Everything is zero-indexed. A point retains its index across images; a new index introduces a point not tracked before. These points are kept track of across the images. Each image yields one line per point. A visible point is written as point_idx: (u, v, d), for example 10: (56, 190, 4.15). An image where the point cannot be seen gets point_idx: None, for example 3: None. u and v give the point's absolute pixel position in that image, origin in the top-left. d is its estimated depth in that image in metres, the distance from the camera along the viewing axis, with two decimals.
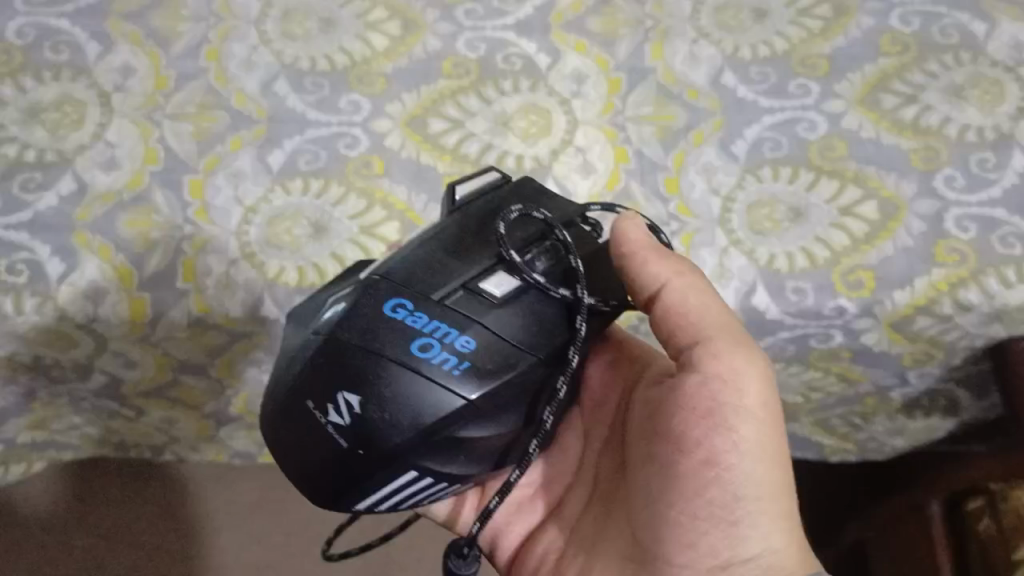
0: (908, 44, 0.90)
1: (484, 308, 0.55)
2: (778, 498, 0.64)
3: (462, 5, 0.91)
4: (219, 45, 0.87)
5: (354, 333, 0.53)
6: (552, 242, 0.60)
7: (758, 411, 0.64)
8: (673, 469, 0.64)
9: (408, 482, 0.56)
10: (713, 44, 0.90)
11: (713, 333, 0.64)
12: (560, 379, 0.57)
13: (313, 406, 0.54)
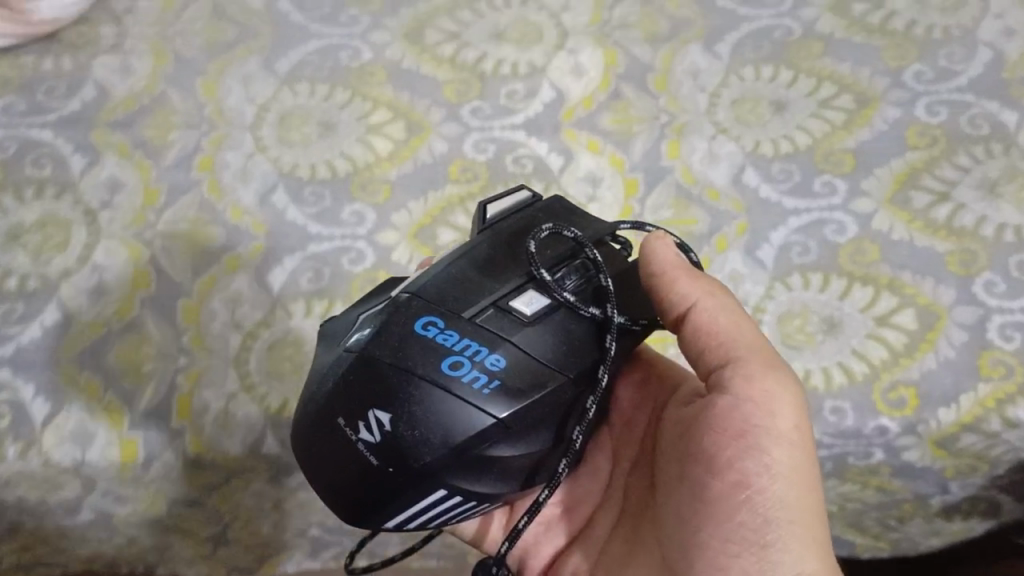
0: (936, 136, 0.84)
1: (511, 328, 0.48)
2: (821, 528, 0.53)
3: (467, 106, 0.87)
4: (213, 153, 0.83)
5: (387, 350, 0.47)
6: (581, 261, 0.53)
7: (793, 432, 0.54)
8: (701, 492, 0.54)
9: (434, 502, 0.49)
10: (733, 140, 0.85)
11: (745, 351, 0.55)
12: (589, 398, 0.50)
13: (341, 422, 0.48)
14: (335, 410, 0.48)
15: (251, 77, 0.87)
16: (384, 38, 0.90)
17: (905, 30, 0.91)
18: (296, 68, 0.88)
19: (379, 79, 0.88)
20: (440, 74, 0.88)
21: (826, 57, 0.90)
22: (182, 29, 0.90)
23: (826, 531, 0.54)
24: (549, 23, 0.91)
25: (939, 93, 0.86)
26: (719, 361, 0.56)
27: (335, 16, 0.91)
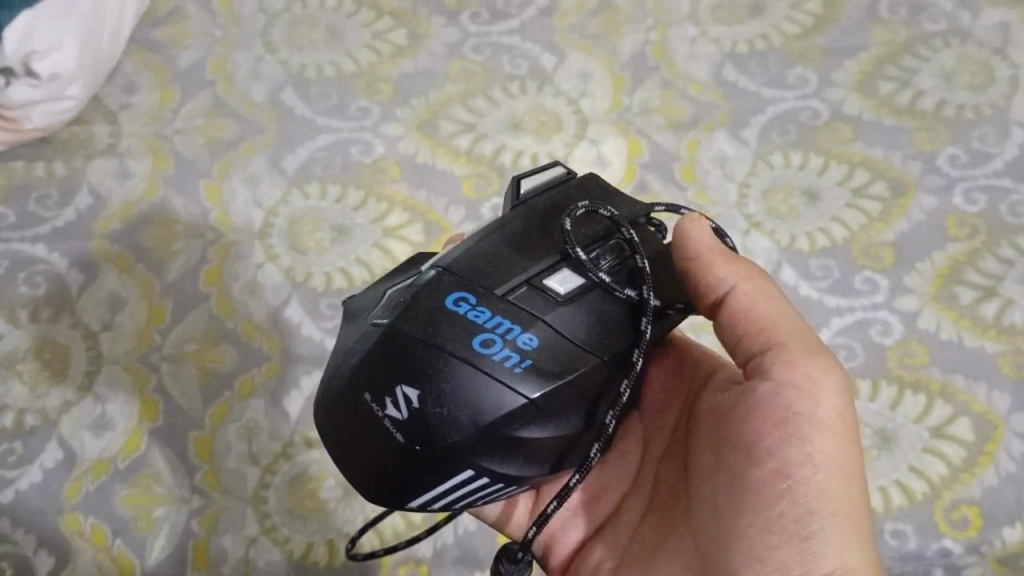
0: (977, 225, 0.81)
1: (544, 306, 0.44)
2: (866, 526, 0.46)
3: (487, 203, 0.82)
4: (220, 264, 0.78)
5: (416, 325, 0.43)
6: (616, 241, 0.47)
7: (840, 421, 0.46)
8: (737, 482, 0.46)
9: (459, 483, 0.44)
10: (766, 235, 0.81)
11: (788, 334, 0.48)
12: (623, 383, 0.45)
13: (368, 397, 0.43)
14: (360, 384, 0.44)
15: (258, 178, 0.83)
16: (398, 130, 0.86)
17: (934, 110, 0.87)
18: (305, 165, 0.84)
19: (393, 176, 0.84)
20: (457, 169, 0.84)
21: (858, 141, 0.86)
22: (181, 125, 0.85)
23: (870, 528, 0.46)
24: (566, 110, 0.88)
25: (976, 179, 0.84)
26: (757, 347, 0.49)
27: (344, 107, 0.87)
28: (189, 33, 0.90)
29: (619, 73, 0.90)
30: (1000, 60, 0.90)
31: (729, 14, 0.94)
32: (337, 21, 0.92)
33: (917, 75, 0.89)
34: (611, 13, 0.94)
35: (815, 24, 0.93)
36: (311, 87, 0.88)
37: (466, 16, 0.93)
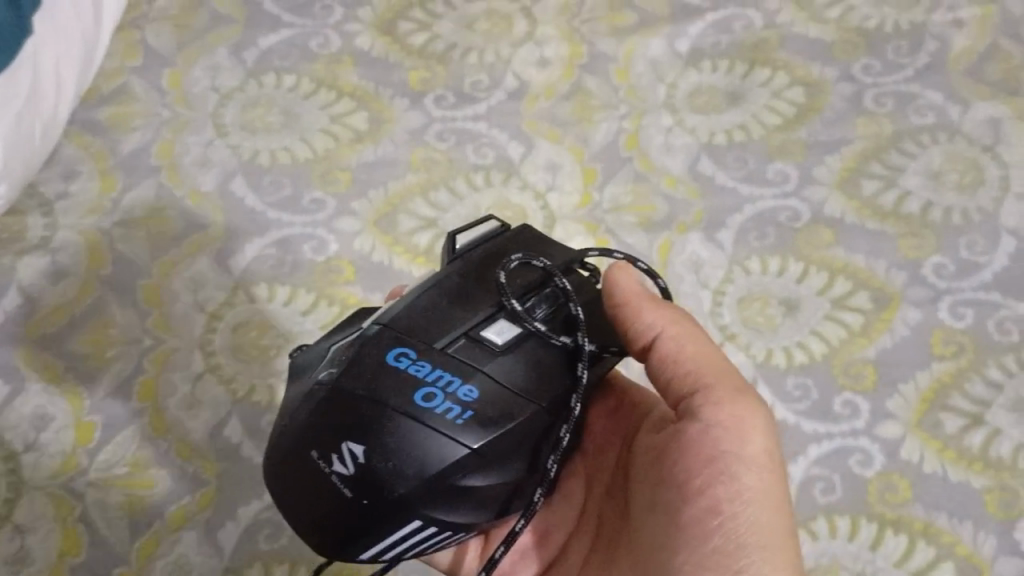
0: (964, 343, 0.77)
1: (482, 357, 0.45)
2: (791, 551, 0.48)
3: None
4: (156, 375, 0.72)
5: (358, 382, 0.44)
6: (551, 289, 0.49)
7: (767, 457, 0.49)
8: (673, 521, 0.49)
9: (408, 533, 0.45)
10: (741, 349, 0.77)
11: (714, 375, 0.50)
12: (563, 428, 0.46)
13: (314, 454, 0.44)
14: (308, 441, 0.44)
15: (202, 279, 0.76)
16: (354, 225, 0.81)
17: (920, 213, 0.84)
18: (253, 266, 0.78)
19: (346, 277, 0.78)
20: (415, 270, 0.79)
21: (838, 246, 0.82)
22: (121, 217, 0.79)
23: (799, 553, 0.49)
24: (532, 205, 0.83)
25: (963, 291, 0.79)
26: (685, 389, 0.50)
27: (297, 199, 0.82)
28: (136, 114, 0.85)
29: (589, 165, 0.86)
30: (990, 159, 0.87)
31: (707, 102, 0.90)
32: (295, 104, 0.87)
33: (903, 173, 0.86)
34: (583, 98, 0.90)
35: (797, 116, 0.90)
36: (263, 176, 0.83)
37: (431, 99, 0.89)
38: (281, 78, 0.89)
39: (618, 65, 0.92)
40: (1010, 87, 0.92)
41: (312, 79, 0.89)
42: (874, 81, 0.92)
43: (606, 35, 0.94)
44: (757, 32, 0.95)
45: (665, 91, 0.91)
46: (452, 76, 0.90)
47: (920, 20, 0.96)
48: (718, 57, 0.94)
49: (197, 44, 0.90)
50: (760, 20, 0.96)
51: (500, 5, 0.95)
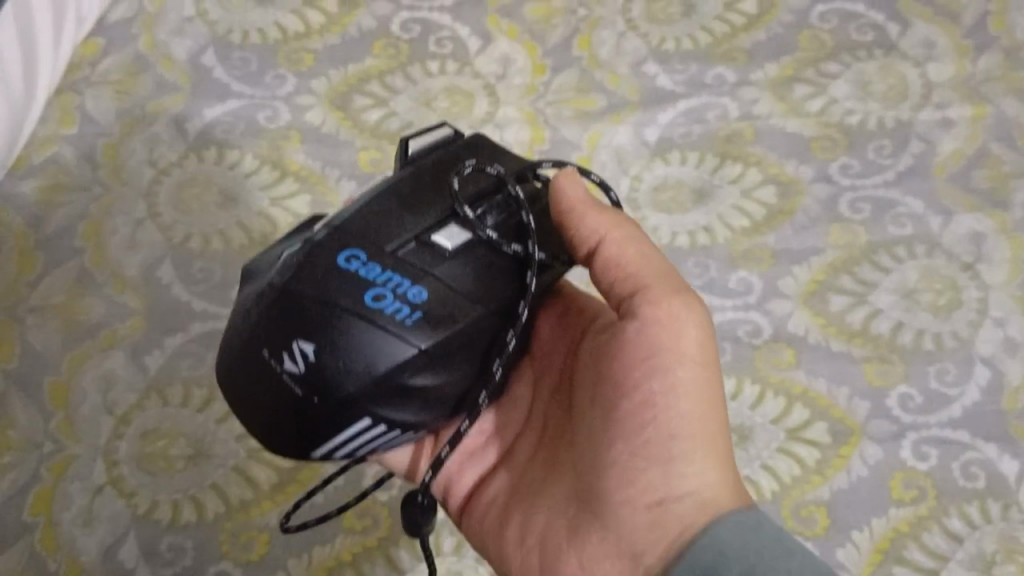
0: (925, 488, 0.72)
1: (432, 261, 0.49)
2: (722, 439, 0.53)
3: None
4: (53, 485, 0.67)
5: (309, 285, 0.48)
6: (503, 197, 0.53)
7: (701, 352, 0.53)
8: (609, 415, 0.53)
9: (359, 430, 0.49)
10: None
11: (651, 278, 0.54)
12: (509, 334, 0.50)
13: (267, 354, 0.48)
14: (262, 340, 0.48)
15: (114, 376, 0.71)
16: None
17: (890, 334, 0.79)
18: (169, 364, 0.72)
19: None
20: None
21: (799, 369, 0.77)
22: (36, 304, 0.74)
23: (728, 442, 0.53)
24: None
25: (927, 428, 0.74)
26: (628, 291, 0.54)
27: (225, 288, 0.76)
28: (64, 189, 0.80)
29: None
30: (969, 278, 0.82)
31: (671, 199, 0.86)
32: (234, 183, 0.82)
33: (876, 288, 0.81)
34: None
35: (766, 219, 0.85)
36: (192, 262, 0.77)
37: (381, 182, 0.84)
38: (223, 153, 0.84)
39: (581, 153, 0.88)
40: (997, 197, 0.86)
41: (256, 156, 0.84)
42: (852, 183, 0.87)
43: (571, 120, 0.90)
44: (731, 123, 0.91)
45: (628, 184, 0.87)
46: None
47: (905, 117, 0.91)
48: (688, 149, 0.89)
49: (138, 113, 0.86)
50: (736, 111, 0.91)
51: (463, 81, 0.91)
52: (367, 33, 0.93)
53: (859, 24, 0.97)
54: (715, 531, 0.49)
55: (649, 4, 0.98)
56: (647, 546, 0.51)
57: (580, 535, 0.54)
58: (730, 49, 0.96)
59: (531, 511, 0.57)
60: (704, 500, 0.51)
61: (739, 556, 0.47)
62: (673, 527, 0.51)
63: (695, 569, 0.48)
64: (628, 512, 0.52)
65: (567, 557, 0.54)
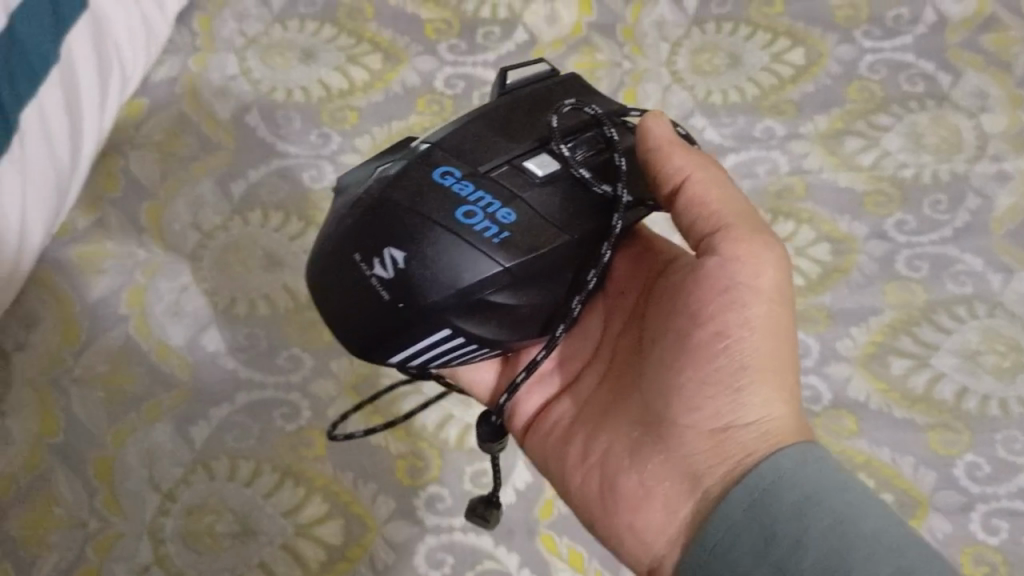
0: (997, 564, 0.70)
1: (523, 186, 0.51)
2: (786, 376, 0.54)
3: (422, 493, 0.70)
4: (99, 564, 0.66)
5: (405, 195, 0.50)
6: (596, 135, 0.54)
7: (776, 292, 0.54)
8: (681, 344, 0.54)
9: (438, 341, 0.51)
10: None
11: (733, 218, 0.54)
12: (590, 272, 0.52)
13: (358, 258, 0.50)
14: (354, 245, 0.50)
15: (159, 451, 0.70)
16: (329, 390, 0.74)
17: (954, 400, 0.76)
18: (215, 437, 0.71)
19: (316, 453, 0.71)
20: (391, 444, 0.72)
21: (860, 438, 0.75)
22: (80, 374, 0.73)
23: (793, 379, 0.54)
24: None
25: (997, 500, 0.72)
26: (708, 229, 0.55)
27: (271, 357, 0.75)
28: (108, 255, 0.80)
29: None
30: None
31: None
32: (278, 246, 0.81)
33: (938, 350, 0.78)
34: None
35: (821, 278, 0.83)
36: (237, 329, 0.77)
37: None
38: (268, 215, 0.83)
39: None
40: None
41: (300, 217, 0.83)
42: (908, 241, 0.85)
43: None
44: (781, 178, 0.89)
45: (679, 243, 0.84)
46: None
47: (960, 170, 0.89)
48: None
49: (181, 175, 0.85)
50: (785, 165, 0.90)
51: None
52: (410, 90, 0.94)
53: (909, 74, 0.95)
54: (775, 458, 0.49)
55: (694, 56, 0.97)
56: (707, 470, 0.52)
57: (642, 456, 0.54)
58: (777, 101, 0.94)
59: (595, 434, 0.57)
60: (768, 431, 0.52)
61: (796, 484, 0.48)
62: (735, 453, 0.51)
63: (753, 492, 0.48)
64: (692, 437, 0.53)
65: (628, 478, 0.54)
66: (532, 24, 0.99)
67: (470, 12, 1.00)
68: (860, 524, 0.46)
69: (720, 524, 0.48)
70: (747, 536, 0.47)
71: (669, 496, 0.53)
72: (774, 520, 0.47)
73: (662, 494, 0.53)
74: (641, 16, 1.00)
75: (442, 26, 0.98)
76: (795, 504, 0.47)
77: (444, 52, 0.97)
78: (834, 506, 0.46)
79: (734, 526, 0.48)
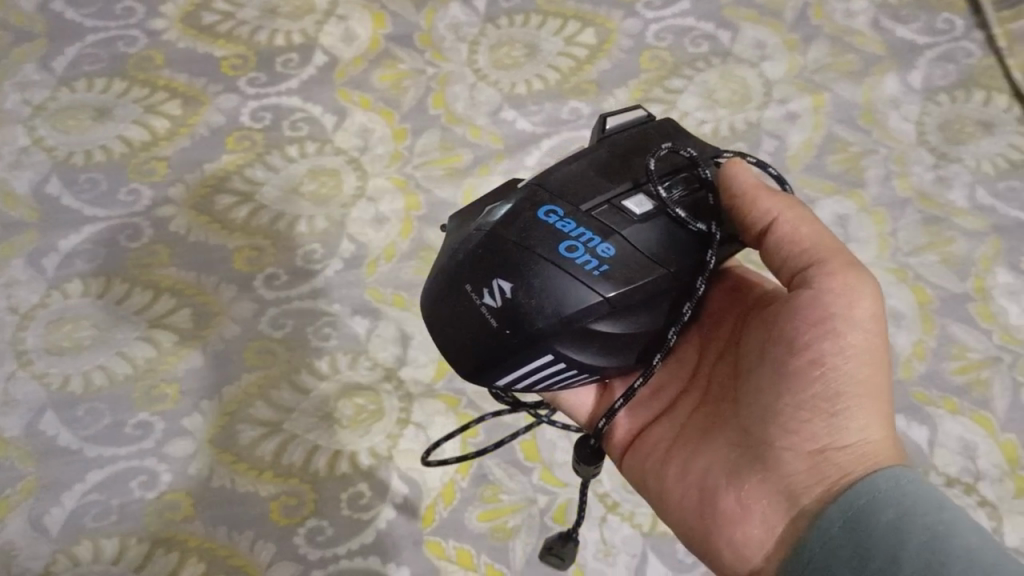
0: None
1: (622, 223, 0.49)
2: (887, 399, 0.51)
3: (301, 528, 0.70)
4: None
5: (512, 231, 0.49)
6: (690, 175, 0.52)
7: (875, 320, 0.50)
8: (779, 370, 0.51)
9: (541, 366, 0.51)
10: (626, 519, 0.70)
11: (828, 251, 0.51)
12: (686, 305, 0.51)
13: (469, 288, 0.50)
14: (464, 276, 0.50)
15: (15, 549, 0.69)
16: (186, 448, 0.73)
17: None
18: (72, 519, 0.70)
19: (183, 513, 0.70)
20: (262, 488, 0.71)
21: None
22: None
23: (892, 403, 0.51)
24: (385, 388, 0.76)
25: None
26: (801, 263, 0.52)
27: (119, 428, 0.74)
28: None
29: None
30: None
31: None
32: (108, 314, 0.79)
33: None
34: (426, 254, 0.85)
35: None
36: (76, 407, 0.74)
37: (262, 280, 0.82)
38: (88, 284, 0.81)
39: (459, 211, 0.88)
40: (852, 178, 0.89)
41: (125, 280, 0.81)
42: None
43: (441, 179, 0.90)
44: None
45: None
46: (283, 250, 0.84)
47: (753, 118, 0.95)
48: None
49: None
50: None
51: (325, 161, 0.91)
52: (217, 129, 0.92)
53: (693, 37, 1.01)
54: (872, 479, 0.47)
55: (493, 52, 1.00)
56: (804, 489, 0.49)
57: (739, 477, 0.52)
58: (579, 82, 0.98)
59: (693, 456, 0.55)
60: (868, 454, 0.49)
61: (891, 501, 0.45)
62: (832, 474, 0.49)
63: (847, 510, 0.46)
64: (790, 458, 0.50)
65: (725, 497, 0.52)
66: (328, 45, 1.00)
67: (264, 42, 0.99)
68: (955, 540, 0.42)
69: (814, 542, 0.46)
70: (842, 551, 0.44)
71: (768, 514, 0.50)
72: (871, 536, 0.44)
73: (760, 513, 0.50)
74: (434, 22, 1.02)
75: (238, 62, 0.97)
76: (890, 521, 0.44)
77: (245, 87, 0.95)
78: (930, 522, 0.43)
79: (830, 542, 0.45)
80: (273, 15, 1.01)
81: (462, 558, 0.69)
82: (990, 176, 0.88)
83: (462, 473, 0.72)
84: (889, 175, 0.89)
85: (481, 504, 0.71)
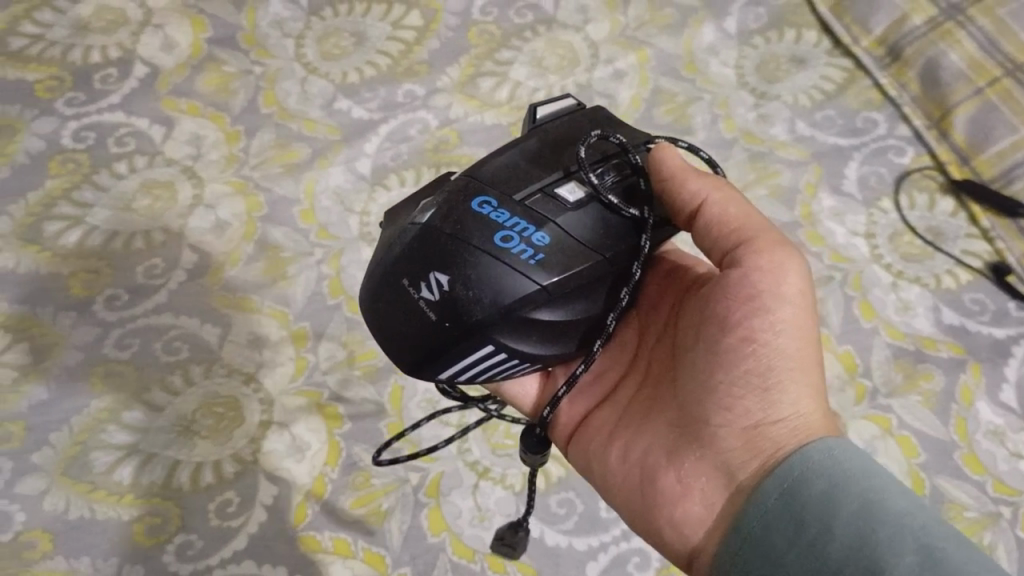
0: None
1: (556, 211, 0.49)
2: (817, 374, 0.51)
3: (169, 545, 0.69)
4: None
5: (446, 224, 0.48)
6: (620, 161, 0.52)
7: (802, 296, 0.51)
8: (712, 349, 0.51)
9: (483, 357, 0.50)
10: (497, 483, 0.72)
11: (754, 230, 0.52)
12: (623, 289, 0.51)
13: (406, 282, 0.49)
14: (401, 271, 0.49)
15: None
16: (38, 484, 0.71)
17: None
18: None
19: (43, 551, 0.68)
20: (124, 512, 0.70)
21: None
22: None
23: (822, 379, 0.52)
24: (244, 392, 0.75)
25: None
26: (729, 243, 0.52)
27: None
28: None
29: (296, 327, 0.79)
30: None
31: None
32: None
33: None
34: (272, 254, 0.83)
35: None
36: None
37: (102, 302, 0.80)
38: None
39: (301, 207, 0.87)
40: (680, 126, 0.93)
41: None
42: None
43: (279, 177, 0.89)
44: (433, 133, 0.92)
45: (358, 221, 0.86)
46: (121, 269, 0.82)
47: (583, 80, 0.97)
48: (403, 169, 0.90)
49: None
50: (434, 121, 0.93)
51: (157, 174, 0.88)
52: (36, 155, 0.89)
53: (517, 8, 1.02)
54: (805, 451, 0.47)
55: (320, 43, 0.98)
56: (740, 463, 0.49)
57: (679, 456, 0.52)
58: (410, 64, 0.98)
59: (634, 438, 0.55)
60: (801, 426, 0.49)
61: (822, 471, 0.45)
62: (767, 447, 0.49)
63: (783, 483, 0.46)
64: (725, 435, 0.50)
65: (666, 476, 0.52)
66: (148, 56, 0.97)
67: (79, 61, 0.95)
68: (886, 506, 0.43)
69: (751, 516, 0.46)
70: (778, 523, 0.44)
71: (706, 490, 0.50)
72: (806, 507, 0.44)
73: (699, 490, 0.50)
74: (256, 20, 1.00)
75: (53, 83, 0.94)
76: (823, 491, 0.44)
77: (63, 108, 0.92)
78: (862, 489, 0.44)
79: (767, 514, 0.45)
80: (85, 31, 0.98)
81: (339, 547, 0.69)
82: (808, 107, 0.93)
83: (331, 463, 0.73)
84: (715, 120, 0.93)
85: (355, 491, 0.71)
